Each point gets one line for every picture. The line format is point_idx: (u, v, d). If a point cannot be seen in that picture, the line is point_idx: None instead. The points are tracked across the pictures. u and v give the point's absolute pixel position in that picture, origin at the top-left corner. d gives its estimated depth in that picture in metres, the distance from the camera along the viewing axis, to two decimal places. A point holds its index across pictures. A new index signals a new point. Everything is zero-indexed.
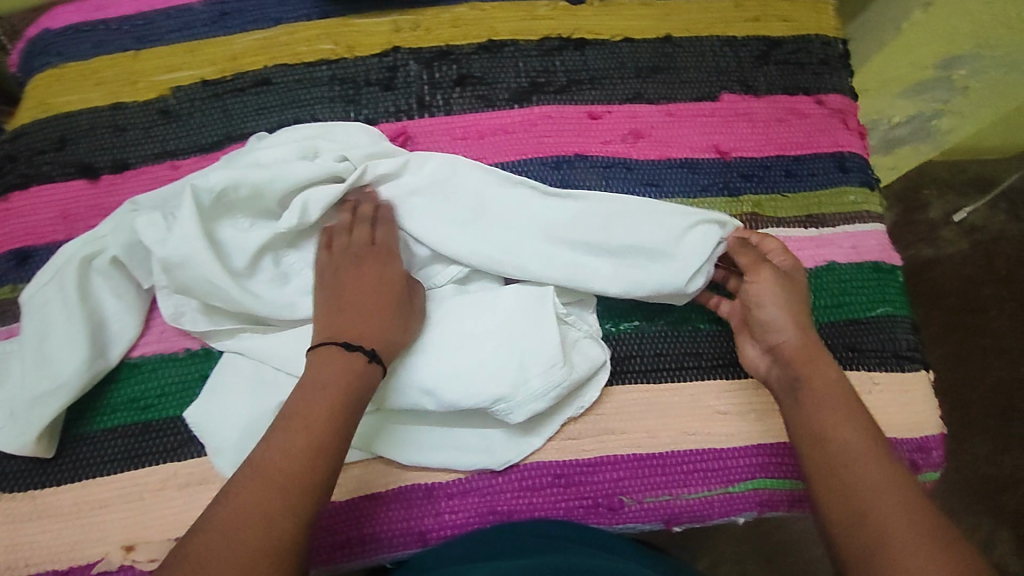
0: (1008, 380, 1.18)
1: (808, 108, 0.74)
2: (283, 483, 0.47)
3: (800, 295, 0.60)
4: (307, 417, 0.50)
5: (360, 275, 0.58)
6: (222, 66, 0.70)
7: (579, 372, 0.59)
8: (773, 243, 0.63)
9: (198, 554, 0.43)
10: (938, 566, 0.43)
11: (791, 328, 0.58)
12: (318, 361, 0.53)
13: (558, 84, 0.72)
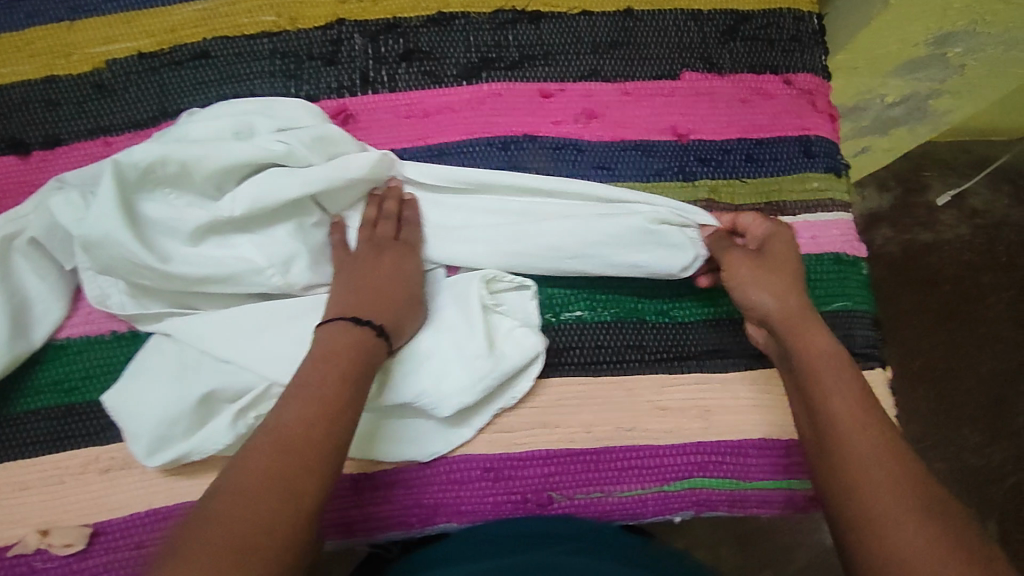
0: (1000, 372, 1.13)
1: (775, 88, 0.70)
2: (295, 445, 0.47)
3: (781, 264, 0.58)
4: (317, 385, 0.50)
5: (386, 253, 0.58)
6: (159, 39, 0.68)
7: (510, 362, 0.59)
8: (751, 218, 0.62)
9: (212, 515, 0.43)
10: (932, 538, 0.44)
11: (769, 293, 0.56)
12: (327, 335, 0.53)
13: (509, 60, 0.69)
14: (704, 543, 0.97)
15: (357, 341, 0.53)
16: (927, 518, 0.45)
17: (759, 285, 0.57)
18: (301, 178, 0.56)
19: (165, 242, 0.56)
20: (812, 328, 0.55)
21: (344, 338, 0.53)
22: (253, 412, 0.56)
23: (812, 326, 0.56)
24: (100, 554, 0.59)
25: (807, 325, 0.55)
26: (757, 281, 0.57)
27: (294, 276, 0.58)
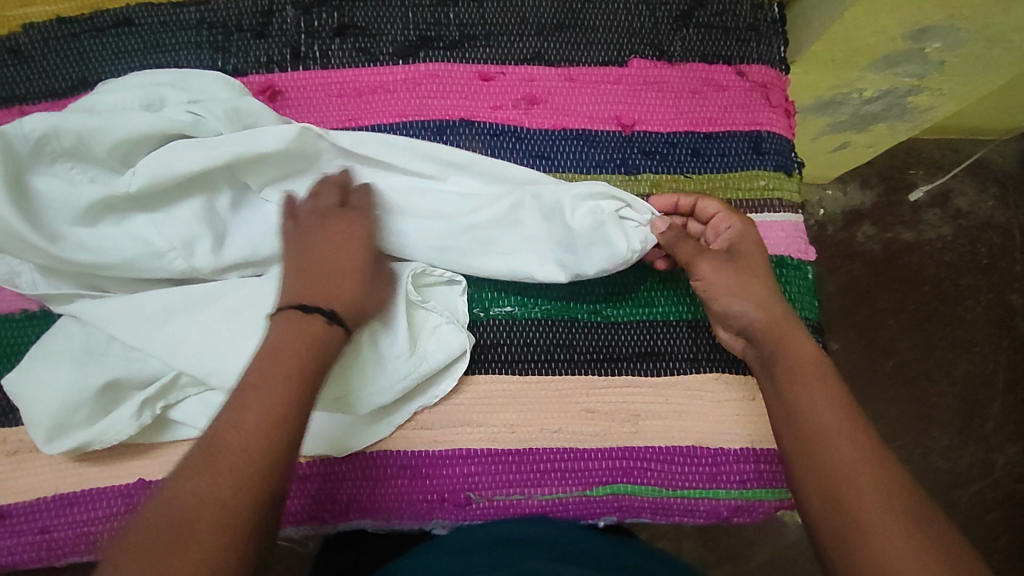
0: (975, 375, 1.05)
1: (726, 79, 0.67)
2: (246, 457, 0.42)
3: (754, 269, 0.56)
4: (262, 388, 0.45)
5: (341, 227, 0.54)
6: (80, 3, 0.64)
7: (432, 362, 0.56)
8: (713, 205, 0.59)
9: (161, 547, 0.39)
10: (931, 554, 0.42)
11: (752, 306, 0.55)
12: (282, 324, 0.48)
13: (449, 39, 0.66)
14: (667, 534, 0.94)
15: (310, 333, 0.48)
16: (920, 524, 0.44)
17: (738, 295, 0.55)
18: (199, 154, 0.53)
19: (61, 218, 0.54)
20: (794, 339, 0.54)
21: (304, 337, 0.48)
22: (161, 401, 0.55)
23: (792, 331, 0.54)
24: (4, 536, 0.56)
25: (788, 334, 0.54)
26: (739, 290, 0.55)
27: (195, 259, 0.55)
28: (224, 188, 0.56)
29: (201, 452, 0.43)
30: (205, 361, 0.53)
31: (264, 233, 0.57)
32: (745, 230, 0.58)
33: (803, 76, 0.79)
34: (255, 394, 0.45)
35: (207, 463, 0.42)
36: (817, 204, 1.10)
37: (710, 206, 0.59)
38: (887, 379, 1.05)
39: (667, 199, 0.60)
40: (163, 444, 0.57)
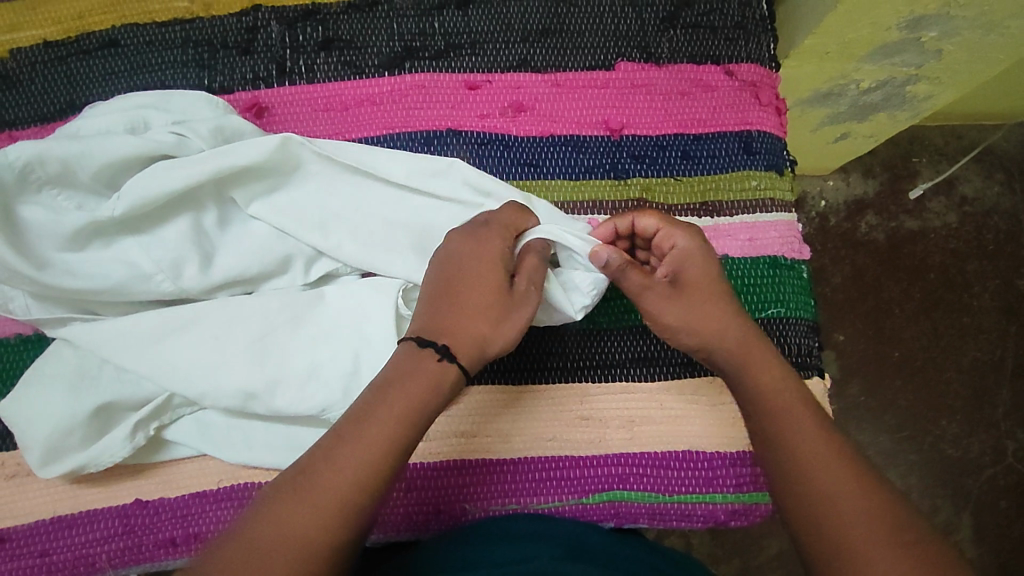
0: (984, 363, 1.04)
1: (715, 79, 0.66)
2: (320, 491, 0.42)
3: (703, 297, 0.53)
4: (371, 426, 0.44)
5: (485, 251, 0.51)
6: (66, 26, 0.64)
7: None
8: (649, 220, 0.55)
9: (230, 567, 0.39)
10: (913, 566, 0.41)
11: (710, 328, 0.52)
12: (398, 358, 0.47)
13: (434, 49, 0.65)
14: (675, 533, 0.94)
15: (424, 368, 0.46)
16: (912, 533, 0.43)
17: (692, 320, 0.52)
18: (181, 174, 0.53)
19: (50, 245, 0.54)
20: (757, 355, 0.51)
21: (414, 376, 0.46)
22: (155, 423, 0.55)
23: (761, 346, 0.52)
24: (6, 559, 0.57)
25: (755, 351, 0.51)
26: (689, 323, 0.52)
27: (183, 280, 0.55)
28: (209, 207, 0.57)
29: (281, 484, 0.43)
30: (197, 381, 0.53)
31: (250, 250, 0.57)
32: (691, 245, 0.54)
33: (797, 70, 0.78)
34: (353, 429, 0.44)
35: (285, 497, 0.42)
36: (818, 196, 1.09)
37: (651, 221, 0.55)
38: (895, 370, 1.04)
39: (608, 226, 0.56)
40: (159, 464, 0.57)
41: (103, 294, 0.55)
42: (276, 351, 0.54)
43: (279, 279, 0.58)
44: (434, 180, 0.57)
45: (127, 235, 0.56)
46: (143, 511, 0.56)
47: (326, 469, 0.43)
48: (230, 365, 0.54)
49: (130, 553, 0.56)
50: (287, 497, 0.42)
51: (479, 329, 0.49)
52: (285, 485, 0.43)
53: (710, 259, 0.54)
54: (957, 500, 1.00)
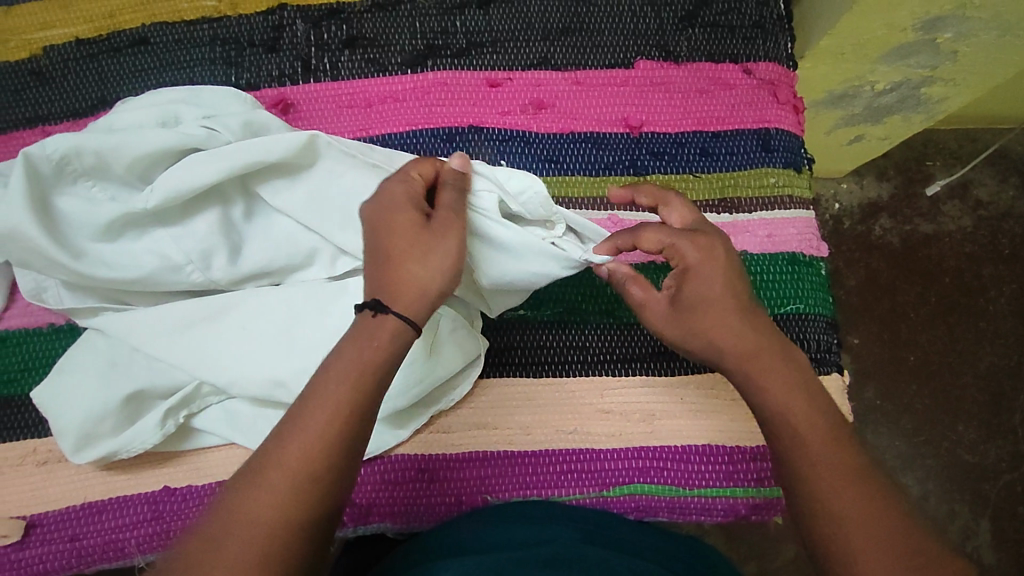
0: (999, 367, 1.04)
1: (733, 77, 0.67)
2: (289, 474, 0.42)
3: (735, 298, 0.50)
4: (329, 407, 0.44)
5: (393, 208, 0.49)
6: (98, 24, 0.66)
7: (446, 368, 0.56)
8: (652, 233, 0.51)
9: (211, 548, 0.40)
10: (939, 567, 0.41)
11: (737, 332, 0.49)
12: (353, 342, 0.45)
13: (456, 47, 0.66)
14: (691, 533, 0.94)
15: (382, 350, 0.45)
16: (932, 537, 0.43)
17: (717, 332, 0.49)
18: (211, 168, 0.54)
19: (83, 236, 0.55)
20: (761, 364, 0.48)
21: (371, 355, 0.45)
22: (184, 411, 0.56)
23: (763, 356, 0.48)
24: (36, 545, 0.57)
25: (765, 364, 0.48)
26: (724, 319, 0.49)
27: (212, 271, 0.56)
28: (236, 201, 0.58)
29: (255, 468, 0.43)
30: (226, 369, 0.55)
31: (277, 243, 0.58)
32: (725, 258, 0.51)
33: (813, 71, 0.78)
34: (313, 408, 0.44)
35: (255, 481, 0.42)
36: (832, 199, 1.10)
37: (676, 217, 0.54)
38: (911, 373, 1.04)
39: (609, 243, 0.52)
40: (187, 452, 0.58)
41: (135, 285, 0.56)
42: (301, 344, 0.55)
43: (305, 272, 0.59)
44: None
45: (158, 227, 0.57)
46: (171, 499, 0.57)
47: (287, 452, 0.43)
48: (257, 356, 0.55)
49: (158, 540, 0.57)
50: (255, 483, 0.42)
51: (413, 270, 0.47)
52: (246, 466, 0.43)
53: (727, 261, 0.50)
54: (974, 505, 0.99)
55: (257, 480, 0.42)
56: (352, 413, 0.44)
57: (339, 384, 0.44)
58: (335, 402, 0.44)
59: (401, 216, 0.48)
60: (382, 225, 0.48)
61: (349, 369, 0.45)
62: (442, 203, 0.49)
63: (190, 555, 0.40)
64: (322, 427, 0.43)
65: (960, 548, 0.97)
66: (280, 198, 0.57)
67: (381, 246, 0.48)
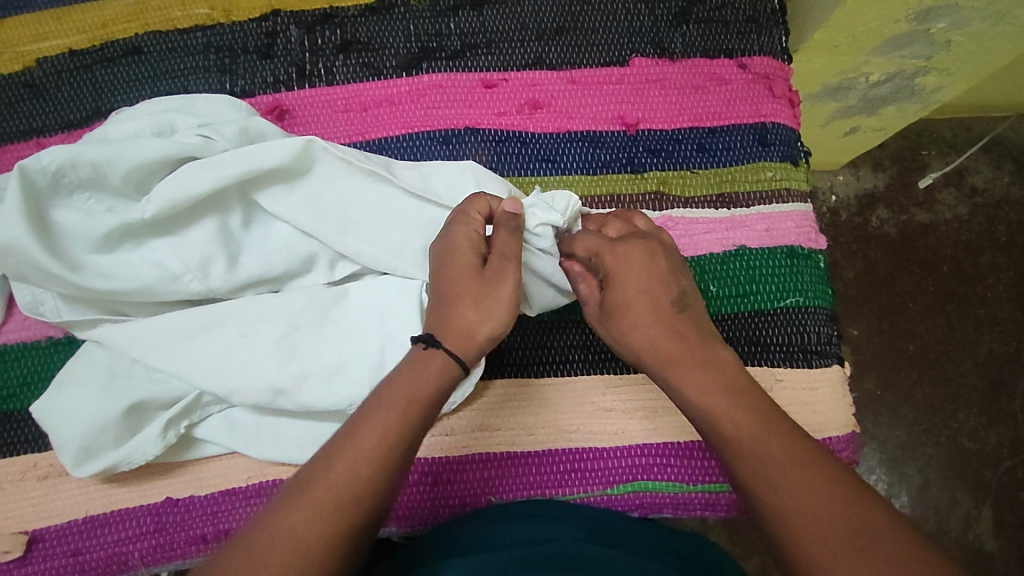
0: (999, 355, 1.04)
1: (728, 73, 0.67)
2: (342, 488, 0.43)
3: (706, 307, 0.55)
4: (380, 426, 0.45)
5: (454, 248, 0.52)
6: (91, 35, 0.66)
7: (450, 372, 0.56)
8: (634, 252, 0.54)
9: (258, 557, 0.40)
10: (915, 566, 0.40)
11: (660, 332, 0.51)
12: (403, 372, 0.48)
13: (451, 49, 0.66)
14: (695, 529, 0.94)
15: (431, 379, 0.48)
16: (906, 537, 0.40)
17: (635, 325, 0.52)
18: (208, 176, 0.54)
19: (80, 248, 0.55)
20: (691, 365, 0.50)
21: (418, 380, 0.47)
22: (185, 421, 0.56)
23: (682, 360, 0.50)
24: (39, 560, 0.57)
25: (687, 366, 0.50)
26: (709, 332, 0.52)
27: (211, 280, 0.56)
28: (234, 208, 0.58)
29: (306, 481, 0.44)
30: (227, 378, 0.54)
31: (276, 251, 0.58)
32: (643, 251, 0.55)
33: (807, 64, 0.78)
34: (368, 428, 0.45)
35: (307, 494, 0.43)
36: (828, 191, 1.10)
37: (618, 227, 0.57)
38: (912, 364, 1.04)
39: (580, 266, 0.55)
40: (188, 462, 0.58)
41: (134, 296, 0.56)
42: (301, 350, 0.55)
43: (305, 277, 0.59)
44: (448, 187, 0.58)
45: (156, 237, 0.57)
46: (174, 510, 0.57)
47: (341, 469, 0.43)
48: (257, 364, 0.54)
49: (163, 550, 0.57)
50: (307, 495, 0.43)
51: (466, 314, 0.50)
52: (296, 480, 0.44)
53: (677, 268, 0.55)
54: (977, 493, 0.99)
55: (308, 498, 0.43)
56: (401, 439, 0.45)
57: (392, 406, 0.46)
58: (388, 425, 0.45)
59: (460, 259, 0.51)
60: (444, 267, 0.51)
61: (402, 394, 0.46)
62: (497, 245, 0.51)
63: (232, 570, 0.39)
64: (374, 444, 0.44)
65: (963, 537, 0.97)
66: (278, 204, 0.57)
67: (443, 288, 0.51)
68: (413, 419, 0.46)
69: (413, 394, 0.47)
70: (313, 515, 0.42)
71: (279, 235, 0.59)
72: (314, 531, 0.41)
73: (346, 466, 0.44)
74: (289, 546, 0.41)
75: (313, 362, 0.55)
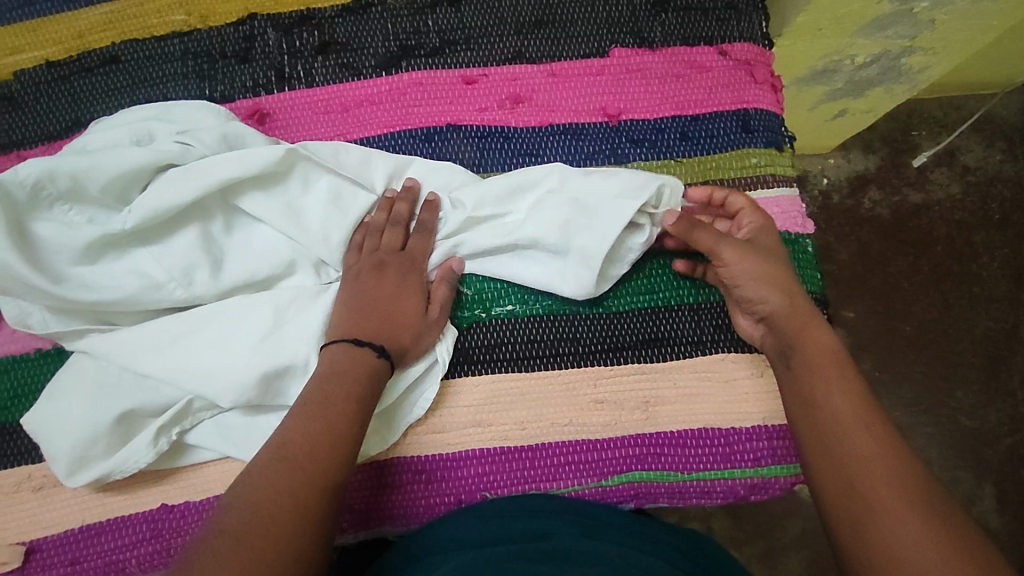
0: (995, 332, 1.04)
1: (710, 60, 0.67)
2: (300, 459, 0.47)
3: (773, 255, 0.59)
4: (328, 406, 0.50)
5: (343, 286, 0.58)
6: (68, 45, 0.65)
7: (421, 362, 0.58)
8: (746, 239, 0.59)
9: (235, 529, 0.42)
10: (948, 557, 0.42)
11: (775, 294, 0.56)
12: (332, 360, 0.53)
13: (430, 46, 0.66)
14: (697, 516, 0.94)
15: (361, 364, 0.52)
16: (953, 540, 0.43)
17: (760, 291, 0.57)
18: (189, 184, 0.54)
19: (62, 260, 0.55)
20: (812, 332, 0.56)
21: (353, 368, 0.52)
22: (176, 428, 0.56)
23: (811, 326, 0.56)
24: (37, 571, 0.57)
25: (805, 325, 0.56)
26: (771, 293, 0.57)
27: (195, 287, 0.56)
28: (215, 215, 0.58)
29: (267, 459, 0.47)
30: (214, 382, 0.54)
31: (259, 255, 0.58)
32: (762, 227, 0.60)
33: (791, 48, 0.78)
34: (318, 409, 0.49)
35: (274, 468, 0.46)
36: (818, 174, 1.10)
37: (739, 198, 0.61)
38: (907, 344, 1.04)
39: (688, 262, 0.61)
40: (182, 468, 0.58)
41: (119, 306, 0.56)
42: (281, 348, 0.55)
43: (288, 279, 0.59)
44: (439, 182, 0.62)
45: (138, 246, 0.57)
46: (170, 516, 0.57)
47: (298, 443, 0.48)
48: (242, 368, 0.54)
49: (159, 558, 0.57)
50: (271, 469, 0.46)
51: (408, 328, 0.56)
52: (261, 456, 0.47)
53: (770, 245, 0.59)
54: (977, 471, 0.99)
55: (274, 469, 0.46)
56: (347, 424, 0.50)
57: (338, 389, 0.51)
58: (333, 409, 0.50)
59: (408, 298, 0.57)
60: (393, 292, 0.57)
61: (339, 380, 0.51)
62: (413, 250, 0.59)
63: (215, 543, 0.41)
64: (324, 425, 0.49)
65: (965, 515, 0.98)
66: (260, 209, 0.58)
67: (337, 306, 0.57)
68: (355, 403, 0.51)
69: (350, 378, 0.51)
70: (273, 481, 0.45)
71: (261, 239, 0.59)
72: (270, 495, 0.44)
73: (300, 437, 0.48)
74: (252, 511, 0.43)
75: (301, 364, 0.55)
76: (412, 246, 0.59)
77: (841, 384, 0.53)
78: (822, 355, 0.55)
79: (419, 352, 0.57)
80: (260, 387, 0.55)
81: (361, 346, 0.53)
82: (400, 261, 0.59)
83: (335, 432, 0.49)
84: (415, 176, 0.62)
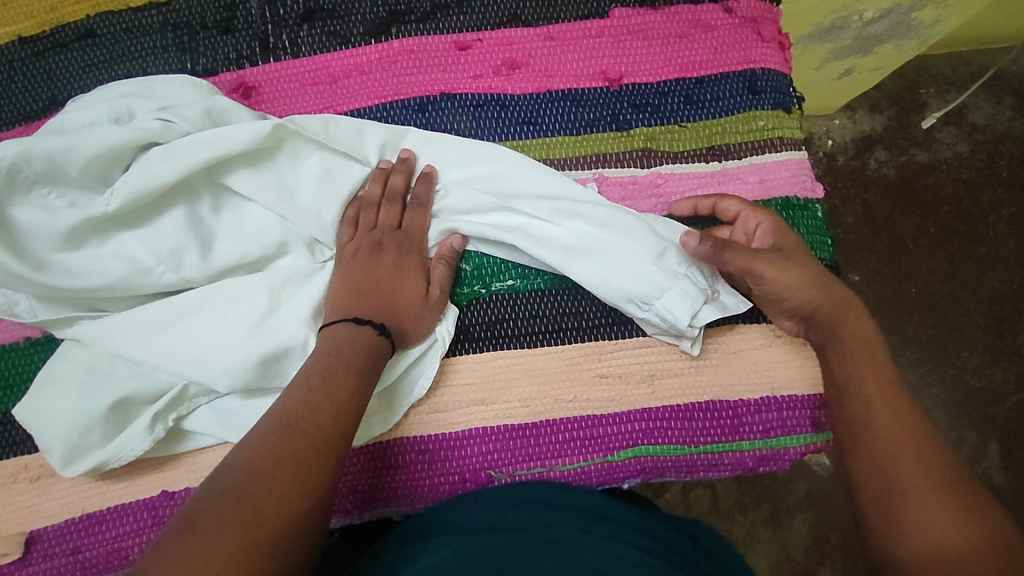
0: (1002, 292, 1.02)
1: (714, 18, 0.64)
2: (300, 428, 0.45)
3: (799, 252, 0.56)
4: (327, 375, 0.48)
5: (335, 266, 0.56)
6: (40, 20, 0.62)
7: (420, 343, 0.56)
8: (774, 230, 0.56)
9: (235, 494, 0.41)
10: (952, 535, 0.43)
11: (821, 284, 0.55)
12: (331, 336, 0.51)
13: (420, 11, 0.63)
14: (702, 484, 0.94)
15: (361, 340, 0.51)
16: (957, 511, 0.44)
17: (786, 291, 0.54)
18: (173, 163, 0.52)
19: (45, 247, 0.53)
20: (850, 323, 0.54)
21: (353, 344, 0.51)
22: (173, 414, 0.55)
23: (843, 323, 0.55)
24: (39, 561, 0.57)
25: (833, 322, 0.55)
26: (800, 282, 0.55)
27: (185, 270, 0.55)
28: (204, 194, 0.56)
29: (266, 426, 0.45)
30: (208, 368, 0.53)
31: (250, 234, 0.56)
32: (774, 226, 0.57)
33: (797, 4, 0.75)
34: (319, 380, 0.48)
35: (273, 435, 0.45)
36: (824, 136, 1.07)
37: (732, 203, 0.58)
38: (914, 307, 1.02)
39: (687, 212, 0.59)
40: (181, 454, 0.57)
41: (107, 292, 0.54)
42: (278, 327, 0.54)
43: (281, 260, 0.57)
44: (448, 160, 0.59)
45: (124, 230, 0.55)
46: (170, 503, 0.56)
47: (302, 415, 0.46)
48: (238, 351, 0.53)
49: None
50: (271, 435, 0.44)
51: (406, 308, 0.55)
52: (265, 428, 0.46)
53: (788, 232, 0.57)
54: (982, 430, 0.99)
55: (274, 435, 0.45)
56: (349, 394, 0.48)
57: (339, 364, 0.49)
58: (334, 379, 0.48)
59: (406, 277, 0.56)
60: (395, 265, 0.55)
61: (341, 354, 0.50)
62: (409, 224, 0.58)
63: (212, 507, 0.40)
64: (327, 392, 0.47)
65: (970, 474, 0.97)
66: (248, 186, 0.55)
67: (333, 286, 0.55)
68: (354, 375, 0.49)
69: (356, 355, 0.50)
70: (273, 447, 0.44)
71: (251, 219, 0.57)
72: (273, 462, 0.43)
73: (299, 407, 0.46)
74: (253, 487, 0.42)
75: (299, 345, 0.54)
76: (408, 223, 0.57)
77: (853, 368, 0.53)
78: (857, 347, 0.53)
79: (420, 334, 0.56)
80: (259, 371, 0.53)
81: (361, 325, 0.52)
82: (399, 240, 0.57)
83: (336, 403, 0.47)
84: (410, 147, 0.60)
